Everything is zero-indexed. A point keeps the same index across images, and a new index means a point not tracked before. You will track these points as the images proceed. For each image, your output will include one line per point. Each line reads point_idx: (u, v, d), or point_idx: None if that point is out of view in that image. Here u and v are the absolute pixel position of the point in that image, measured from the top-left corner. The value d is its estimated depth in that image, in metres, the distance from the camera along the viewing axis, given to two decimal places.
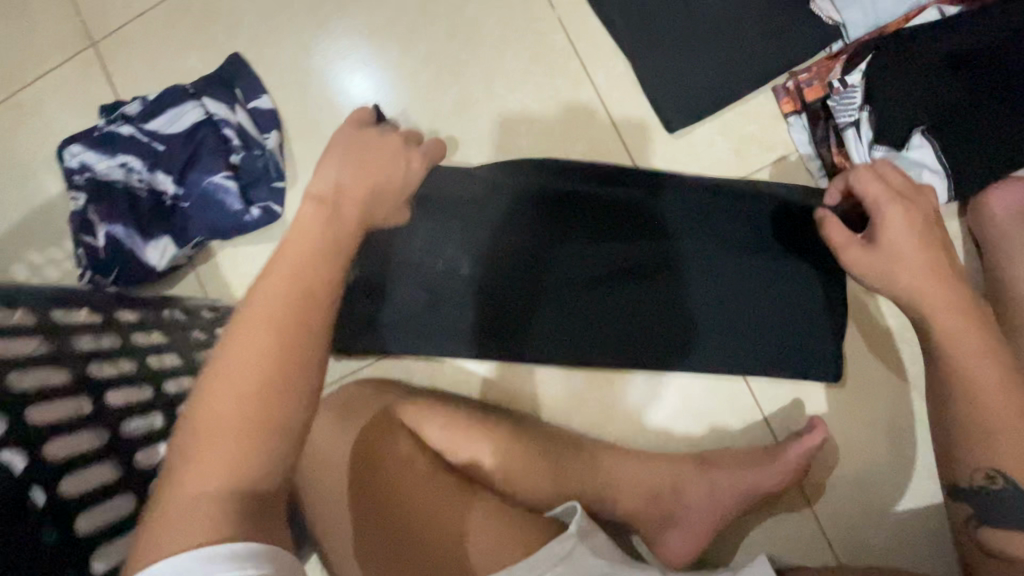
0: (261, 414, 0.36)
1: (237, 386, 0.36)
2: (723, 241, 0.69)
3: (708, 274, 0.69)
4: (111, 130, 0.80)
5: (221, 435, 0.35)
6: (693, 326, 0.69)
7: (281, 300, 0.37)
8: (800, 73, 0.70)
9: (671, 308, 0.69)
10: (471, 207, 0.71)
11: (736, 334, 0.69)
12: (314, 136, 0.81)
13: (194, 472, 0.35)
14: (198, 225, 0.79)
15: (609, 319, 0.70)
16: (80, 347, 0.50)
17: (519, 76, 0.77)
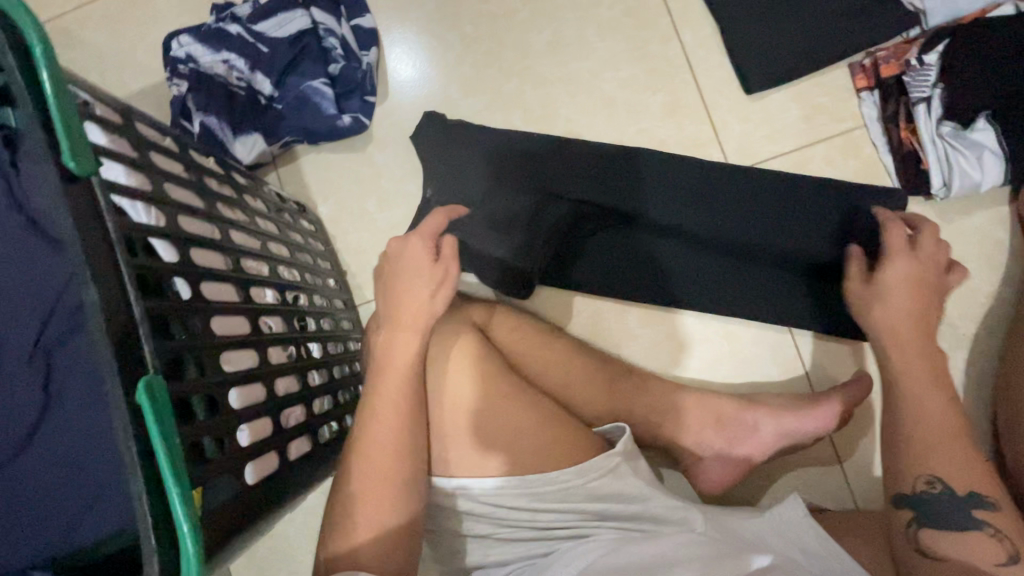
0: (397, 483, 0.52)
1: (380, 463, 0.52)
2: (763, 203, 0.75)
3: (742, 241, 0.75)
4: (221, 28, 0.84)
5: (374, 504, 0.51)
6: (725, 275, 0.76)
7: (390, 406, 0.54)
8: (877, 52, 0.75)
9: (701, 255, 0.76)
10: (506, 157, 0.79)
11: (777, 287, 0.75)
12: (408, 59, 0.85)
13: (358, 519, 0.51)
14: (289, 126, 0.83)
15: (637, 256, 0.77)
16: (211, 187, 0.54)
17: (611, 26, 0.81)
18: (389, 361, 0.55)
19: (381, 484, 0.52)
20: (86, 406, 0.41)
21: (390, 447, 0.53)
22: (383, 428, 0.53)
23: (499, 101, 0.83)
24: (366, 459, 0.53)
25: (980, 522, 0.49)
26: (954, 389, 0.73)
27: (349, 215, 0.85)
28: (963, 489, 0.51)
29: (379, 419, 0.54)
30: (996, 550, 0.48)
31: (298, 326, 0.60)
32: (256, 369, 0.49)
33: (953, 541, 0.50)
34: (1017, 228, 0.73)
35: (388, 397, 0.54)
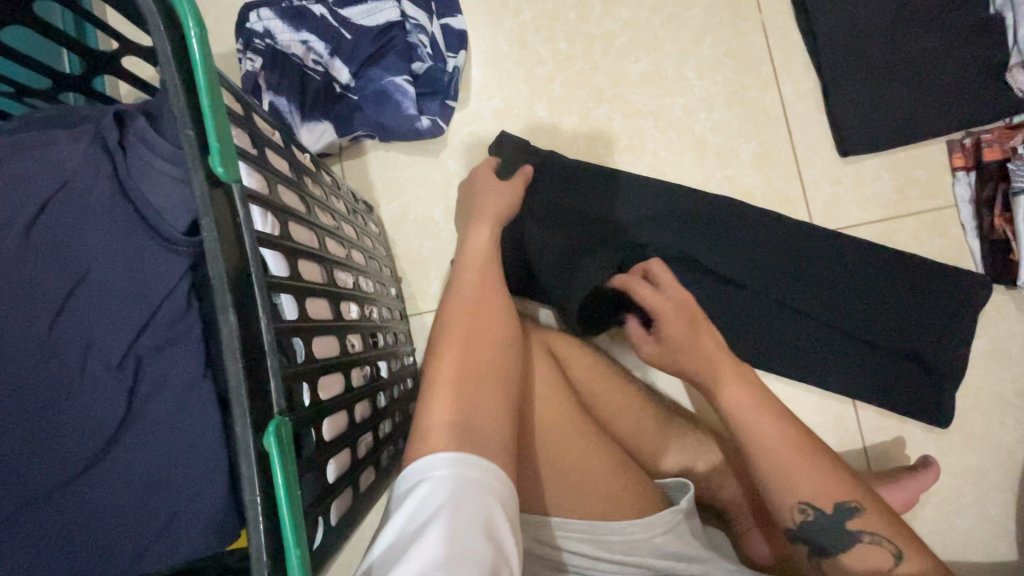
0: (477, 398, 0.47)
1: (461, 373, 0.49)
2: (847, 274, 0.74)
3: (823, 308, 0.73)
4: (303, 6, 0.79)
5: (456, 421, 0.45)
6: (808, 344, 0.74)
7: (462, 322, 0.52)
8: (980, 134, 0.74)
9: (786, 320, 0.74)
10: (603, 196, 0.76)
11: (851, 359, 0.73)
12: (496, 69, 0.82)
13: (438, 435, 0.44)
14: (364, 119, 0.79)
15: (730, 316, 0.74)
16: (309, 188, 0.51)
17: (711, 65, 0.79)
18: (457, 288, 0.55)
19: (460, 401, 0.47)
20: (177, 417, 0.40)
21: (462, 360, 0.49)
22: (456, 343, 0.51)
23: (587, 125, 0.80)
24: (444, 377, 0.48)
25: (858, 531, 0.54)
26: (1011, 483, 0.72)
27: (413, 220, 0.81)
28: (832, 508, 0.54)
29: (450, 338, 0.51)
30: (886, 557, 0.52)
31: (371, 342, 0.56)
32: (343, 395, 0.45)
33: (856, 560, 0.54)
34: None
35: (460, 317, 0.52)
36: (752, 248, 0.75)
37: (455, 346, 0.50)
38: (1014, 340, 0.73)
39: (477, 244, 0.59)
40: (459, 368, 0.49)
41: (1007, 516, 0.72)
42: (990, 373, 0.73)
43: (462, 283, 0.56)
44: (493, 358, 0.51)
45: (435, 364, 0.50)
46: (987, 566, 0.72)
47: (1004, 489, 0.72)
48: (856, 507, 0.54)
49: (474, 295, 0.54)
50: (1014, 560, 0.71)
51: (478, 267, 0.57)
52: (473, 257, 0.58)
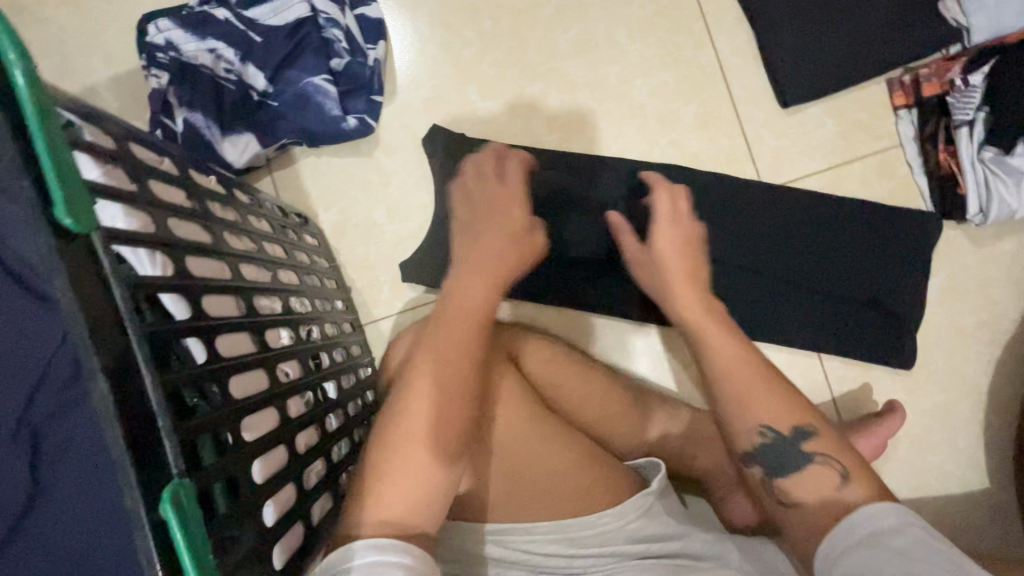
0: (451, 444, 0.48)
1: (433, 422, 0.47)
2: (798, 231, 0.73)
3: (779, 265, 0.72)
4: (204, 11, 0.74)
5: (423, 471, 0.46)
6: (779, 304, 0.73)
7: (439, 377, 0.49)
8: (918, 69, 0.72)
9: (753, 280, 0.72)
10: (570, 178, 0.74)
11: (818, 313, 0.73)
12: (421, 56, 0.78)
13: (400, 486, 0.45)
14: (288, 126, 0.75)
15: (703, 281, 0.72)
16: (215, 213, 0.47)
17: (641, 28, 0.76)
18: (442, 333, 0.52)
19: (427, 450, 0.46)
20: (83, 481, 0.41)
21: (433, 420, 0.47)
22: (428, 397, 0.48)
23: (522, 105, 0.77)
24: (410, 430, 0.47)
25: (810, 453, 0.49)
26: (977, 414, 0.73)
27: (355, 226, 0.78)
28: (788, 429, 0.51)
29: (425, 387, 0.48)
30: (836, 475, 0.48)
31: (313, 364, 0.54)
32: (277, 429, 0.43)
33: (805, 483, 0.49)
34: None
35: (439, 369, 0.49)
36: (707, 213, 0.73)
37: (426, 401, 0.48)
38: (969, 273, 0.73)
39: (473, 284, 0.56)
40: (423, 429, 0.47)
41: (974, 447, 0.73)
42: (948, 309, 0.73)
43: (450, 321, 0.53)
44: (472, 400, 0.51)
45: (404, 406, 0.48)
46: (961, 497, 0.73)
47: (971, 421, 0.73)
48: (811, 431, 0.50)
49: (467, 343, 0.52)
50: (987, 487, 0.73)
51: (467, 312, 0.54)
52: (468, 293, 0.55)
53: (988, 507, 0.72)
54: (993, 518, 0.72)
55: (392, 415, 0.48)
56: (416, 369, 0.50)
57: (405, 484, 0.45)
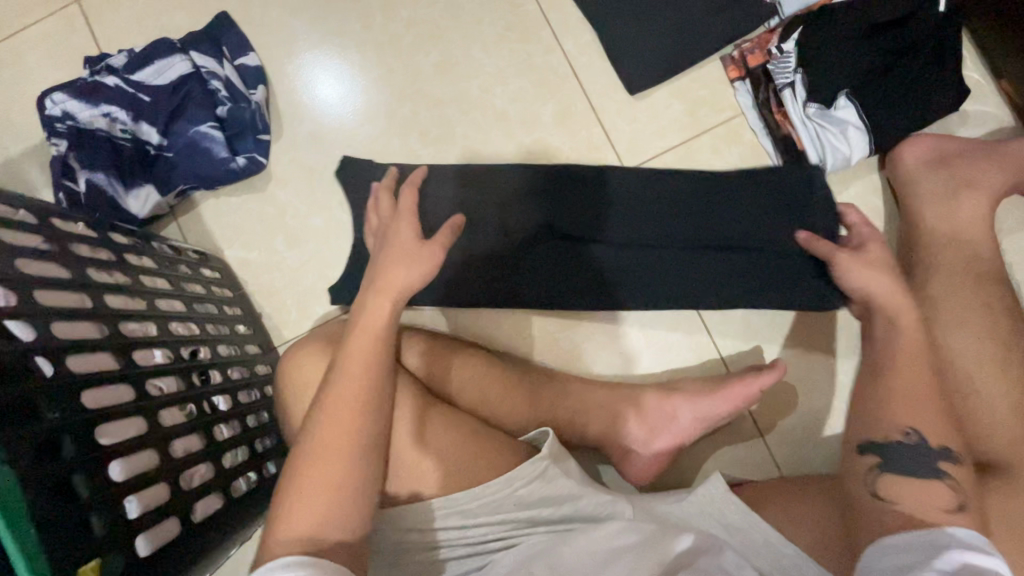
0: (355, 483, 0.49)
1: (331, 465, 0.48)
2: (671, 206, 0.77)
3: (664, 241, 0.76)
4: (96, 80, 0.81)
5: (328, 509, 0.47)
6: (668, 280, 0.77)
7: (335, 418, 0.50)
8: (744, 44, 0.79)
9: (642, 264, 0.77)
10: (522, 187, 0.78)
11: (710, 283, 0.76)
12: (301, 94, 0.85)
13: (302, 523, 0.46)
14: (184, 173, 0.81)
15: (631, 270, 0.77)
16: (80, 253, 0.52)
17: (495, 42, 0.83)
18: (352, 353, 0.53)
19: (327, 495, 0.48)
20: None
21: (341, 442, 0.49)
22: (328, 432, 0.50)
23: (397, 125, 0.84)
24: (312, 472, 0.48)
25: (943, 473, 0.52)
26: (853, 350, 0.78)
27: (258, 257, 0.84)
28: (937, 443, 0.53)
29: (334, 413, 0.50)
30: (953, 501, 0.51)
31: (198, 381, 0.58)
32: (145, 435, 0.48)
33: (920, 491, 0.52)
34: (888, 194, 0.78)
35: (343, 394, 0.51)
36: (585, 206, 0.78)
37: (335, 427, 0.50)
38: None
39: (371, 316, 0.55)
40: (333, 452, 0.49)
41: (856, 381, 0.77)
42: None
43: (349, 360, 0.53)
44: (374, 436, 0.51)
45: (305, 451, 0.49)
46: None
47: (849, 358, 0.78)
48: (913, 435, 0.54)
49: (363, 379, 0.52)
50: None
51: (374, 345, 0.54)
52: (371, 328, 0.54)
53: None
54: None
55: (303, 443, 0.50)
56: (317, 412, 0.51)
57: (308, 520, 0.47)
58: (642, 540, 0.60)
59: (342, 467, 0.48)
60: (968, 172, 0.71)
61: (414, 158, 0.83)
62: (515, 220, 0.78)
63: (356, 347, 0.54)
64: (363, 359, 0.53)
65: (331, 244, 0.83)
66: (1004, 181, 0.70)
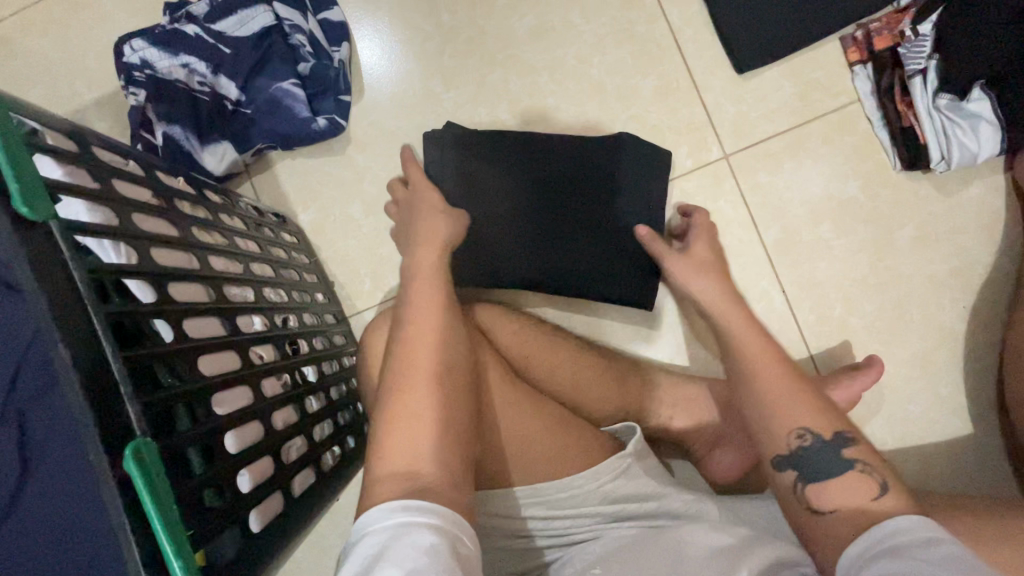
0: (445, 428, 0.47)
1: (419, 410, 0.46)
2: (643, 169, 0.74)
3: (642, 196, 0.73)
4: (174, 28, 0.78)
5: (423, 454, 0.45)
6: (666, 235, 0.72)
7: (418, 365, 0.49)
8: (869, 24, 0.73)
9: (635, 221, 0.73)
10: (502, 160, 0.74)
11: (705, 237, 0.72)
12: (382, 53, 0.80)
13: (402, 469, 0.44)
14: (262, 132, 0.78)
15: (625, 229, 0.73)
16: (183, 210, 0.50)
17: (594, 8, 0.78)
18: (419, 310, 0.54)
19: (420, 439, 0.45)
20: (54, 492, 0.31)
21: (427, 379, 0.48)
22: (415, 379, 0.48)
23: (484, 92, 0.79)
24: (403, 417, 0.46)
25: None
26: (956, 361, 0.74)
27: (333, 223, 0.81)
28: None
29: (412, 363, 0.49)
30: None
31: (290, 350, 0.56)
32: (252, 406, 0.46)
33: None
34: (1013, 197, 0.72)
35: (419, 347, 0.51)
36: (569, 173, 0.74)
37: (418, 364, 0.49)
38: (938, 221, 0.74)
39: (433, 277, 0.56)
40: (421, 386, 0.48)
41: (956, 394, 0.73)
42: (919, 258, 0.74)
43: (416, 315, 0.53)
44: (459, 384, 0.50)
45: (395, 400, 0.47)
46: (948, 445, 0.73)
47: (951, 368, 0.74)
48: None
49: (434, 331, 0.52)
50: (971, 433, 0.73)
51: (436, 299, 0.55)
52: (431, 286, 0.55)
53: (975, 452, 0.73)
54: (978, 463, 0.73)
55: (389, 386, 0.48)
56: (396, 365, 0.50)
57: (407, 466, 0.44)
58: (736, 543, 0.55)
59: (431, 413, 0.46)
60: None
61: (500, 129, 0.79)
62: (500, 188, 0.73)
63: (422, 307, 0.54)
64: (427, 317, 0.53)
65: None
66: None
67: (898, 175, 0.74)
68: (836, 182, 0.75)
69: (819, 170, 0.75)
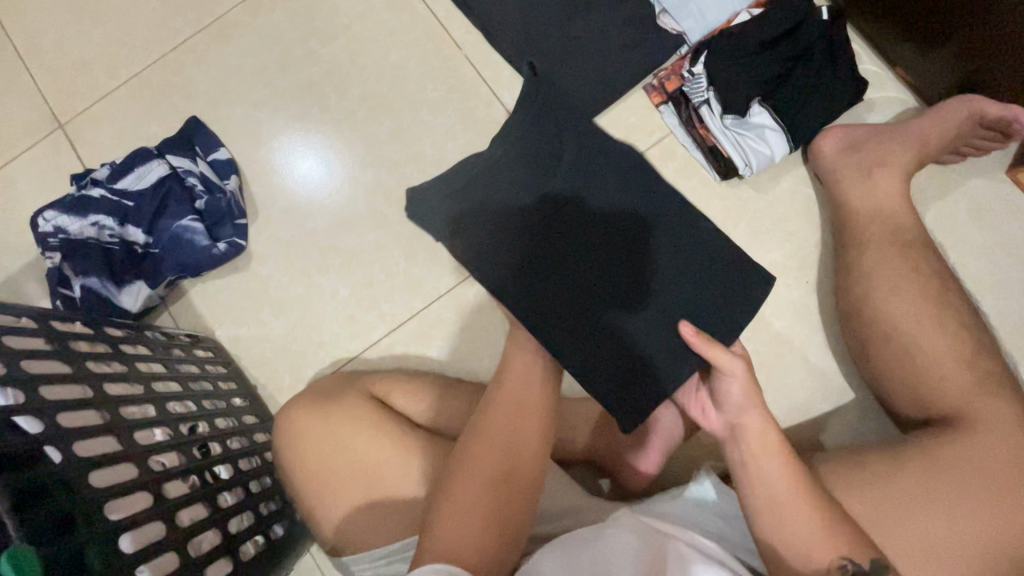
0: (482, 510, 0.54)
1: (470, 491, 0.55)
2: (613, 228, 0.69)
3: (615, 253, 0.68)
4: (83, 194, 0.89)
5: (461, 524, 0.53)
6: (675, 279, 0.68)
7: (496, 439, 0.57)
8: (659, 73, 0.88)
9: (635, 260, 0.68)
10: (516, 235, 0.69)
11: (689, 290, 0.68)
12: (269, 178, 0.92)
13: (448, 535, 0.52)
14: (171, 266, 0.88)
15: (618, 278, 0.68)
16: (78, 349, 0.57)
17: (440, 104, 0.92)
18: (517, 384, 0.61)
19: (466, 515, 0.53)
20: None
21: (484, 479, 0.55)
22: (486, 452, 0.57)
23: (361, 192, 0.91)
24: (465, 488, 0.55)
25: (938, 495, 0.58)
26: (814, 332, 0.82)
27: (249, 331, 0.89)
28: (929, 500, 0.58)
29: (491, 440, 0.57)
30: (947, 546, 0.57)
31: (199, 454, 0.62)
32: (151, 509, 0.51)
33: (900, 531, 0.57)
34: (815, 182, 0.85)
35: (505, 420, 0.58)
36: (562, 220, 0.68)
37: (488, 456, 0.56)
38: (763, 215, 0.85)
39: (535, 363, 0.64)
40: (485, 478, 0.55)
41: (823, 360, 0.82)
42: (757, 250, 0.85)
43: (510, 389, 0.61)
44: (525, 458, 0.57)
45: (467, 471, 0.56)
46: (829, 406, 0.81)
47: (811, 338, 0.82)
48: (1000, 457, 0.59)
49: (522, 408, 0.59)
50: (846, 391, 0.81)
51: (526, 380, 0.62)
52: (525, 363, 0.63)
53: (853, 408, 0.80)
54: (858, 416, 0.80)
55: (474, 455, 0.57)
56: (484, 432, 0.58)
57: (451, 531, 0.53)
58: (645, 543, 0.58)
59: (485, 490, 0.54)
60: (878, 153, 0.77)
61: (381, 220, 0.90)
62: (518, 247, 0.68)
63: (515, 381, 0.62)
64: (518, 391, 0.61)
65: (314, 308, 0.89)
66: (912, 159, 0.77)
67: (719, 186, 0.86)
68: None
69: None
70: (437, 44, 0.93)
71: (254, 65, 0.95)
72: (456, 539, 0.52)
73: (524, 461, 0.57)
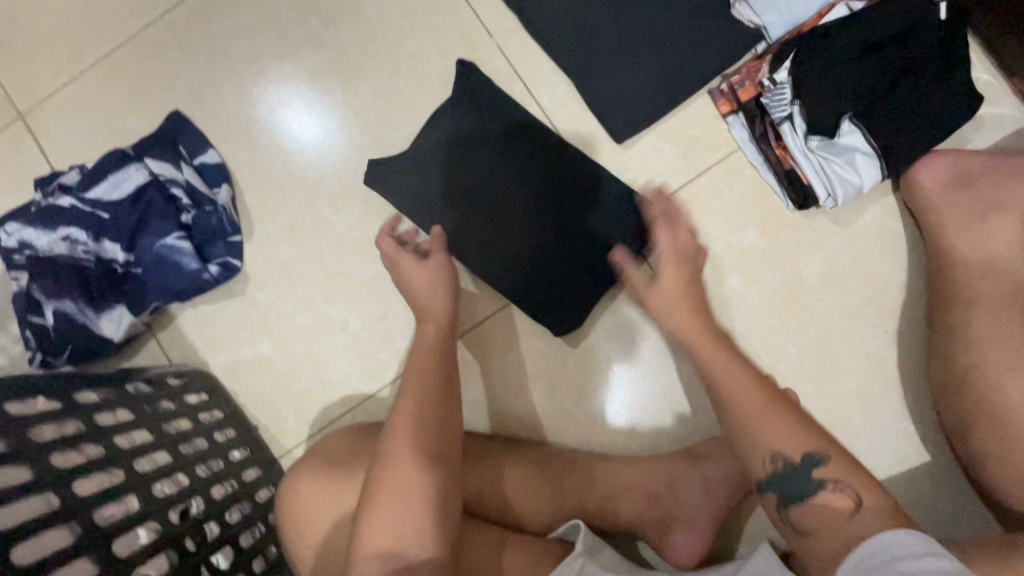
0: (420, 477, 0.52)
1: (401, 464, 0.52)
2: (535, 163, 0.74)
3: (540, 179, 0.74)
4: (50, 203, 0.76)
5: (395, 510, 0.50)
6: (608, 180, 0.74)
7: (413, 404, 0.56)
8: (731, 76, 0.73)
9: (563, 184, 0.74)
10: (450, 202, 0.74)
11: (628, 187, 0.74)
12: (266, 187, 0.79)
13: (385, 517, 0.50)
14: (155, 290, 0.76)
15: (557, 206, 0.74)
16: (43, 438, 0.47)
17: None
18: (419, 351, 0.62)
19: (400, 492, 0.51)
20: None
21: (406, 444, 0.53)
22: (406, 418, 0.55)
23: (373, 207, 0.78)
24: (394, 463, 0.52)
25: None
26: (891, 390, 0.73)
27: (247, 364, 0.79)
28: None
29: (405, 406, 0.56)
30: None
31: (191, 543, 0.55)
32: None
33: None
34: (906, 216, 0.73)
35: (413, 388, 0.58)
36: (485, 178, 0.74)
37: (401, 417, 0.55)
38: (842, 251, 0.73)
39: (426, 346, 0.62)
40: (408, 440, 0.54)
41: (899, 421, 0.72)
42: (831, 292, 0.73)
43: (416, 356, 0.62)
44: (443, 417, 0.57)
45: (388, 455, 0.53)
46: (901, 473, 0.72)
47: (887, 396, 0.73)
48: None
49: (426, 370, 0.59)
50: (922, 457, 0.72)
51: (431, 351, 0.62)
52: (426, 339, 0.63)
53: (928, 476, 0.72)
54: (934, 486, 0.71)
55: (380, 472, 0.52)
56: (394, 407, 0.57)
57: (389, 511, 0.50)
58: None
59: (410, 467, 0.52)
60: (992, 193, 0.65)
61: None
62: (461, 211, 0.74)
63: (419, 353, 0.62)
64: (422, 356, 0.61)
65: (321, 342, 0.78)
66: None
67: (791, 216, 0.74)
68: (734, 232, 0.75)
69: (717, 224, 0.75)
70: (463, 31, 0.78)
71: (245, 48, 0.80)
72: (395, 543, 0.50)
73: (444, 420, 0.57)
